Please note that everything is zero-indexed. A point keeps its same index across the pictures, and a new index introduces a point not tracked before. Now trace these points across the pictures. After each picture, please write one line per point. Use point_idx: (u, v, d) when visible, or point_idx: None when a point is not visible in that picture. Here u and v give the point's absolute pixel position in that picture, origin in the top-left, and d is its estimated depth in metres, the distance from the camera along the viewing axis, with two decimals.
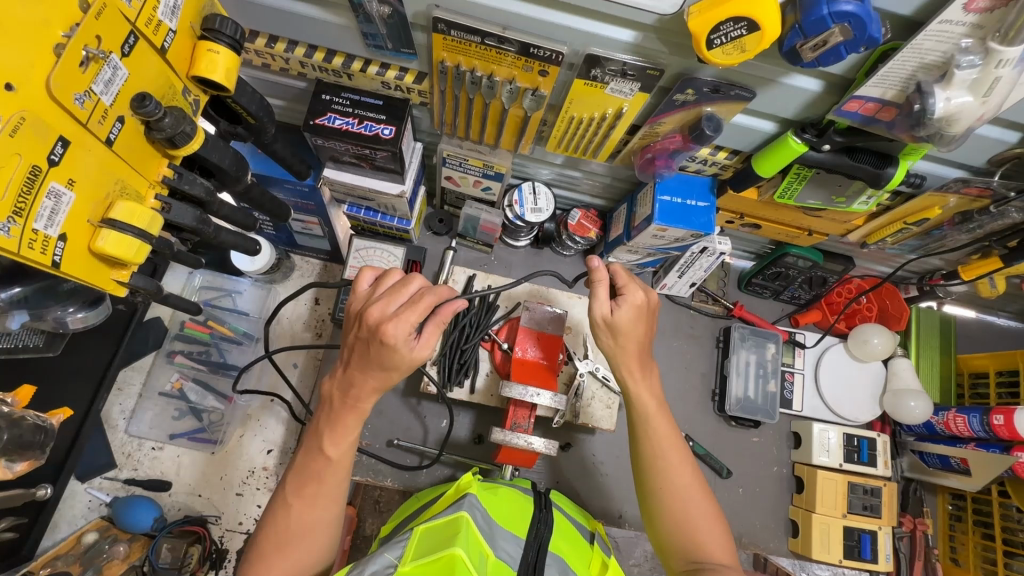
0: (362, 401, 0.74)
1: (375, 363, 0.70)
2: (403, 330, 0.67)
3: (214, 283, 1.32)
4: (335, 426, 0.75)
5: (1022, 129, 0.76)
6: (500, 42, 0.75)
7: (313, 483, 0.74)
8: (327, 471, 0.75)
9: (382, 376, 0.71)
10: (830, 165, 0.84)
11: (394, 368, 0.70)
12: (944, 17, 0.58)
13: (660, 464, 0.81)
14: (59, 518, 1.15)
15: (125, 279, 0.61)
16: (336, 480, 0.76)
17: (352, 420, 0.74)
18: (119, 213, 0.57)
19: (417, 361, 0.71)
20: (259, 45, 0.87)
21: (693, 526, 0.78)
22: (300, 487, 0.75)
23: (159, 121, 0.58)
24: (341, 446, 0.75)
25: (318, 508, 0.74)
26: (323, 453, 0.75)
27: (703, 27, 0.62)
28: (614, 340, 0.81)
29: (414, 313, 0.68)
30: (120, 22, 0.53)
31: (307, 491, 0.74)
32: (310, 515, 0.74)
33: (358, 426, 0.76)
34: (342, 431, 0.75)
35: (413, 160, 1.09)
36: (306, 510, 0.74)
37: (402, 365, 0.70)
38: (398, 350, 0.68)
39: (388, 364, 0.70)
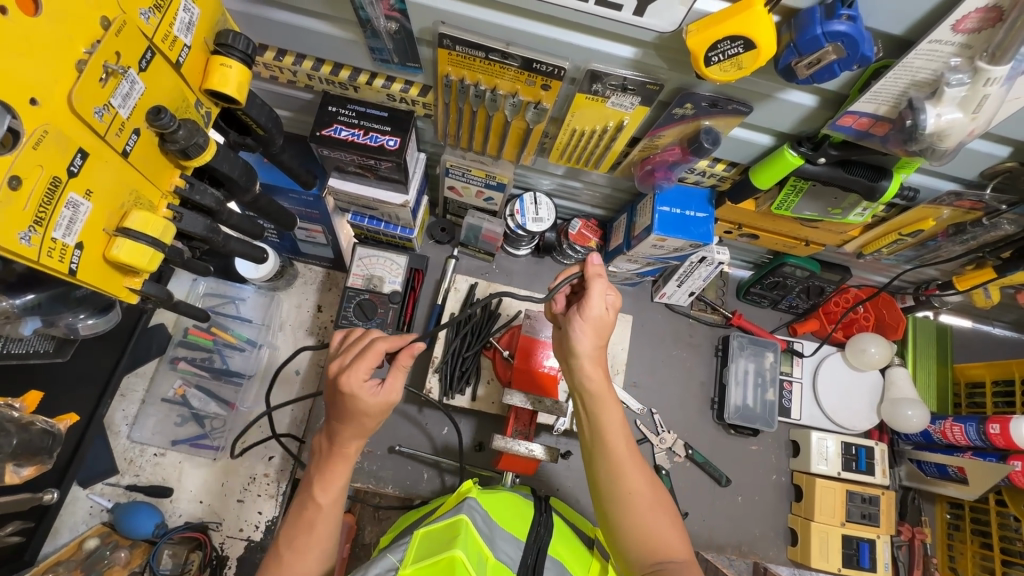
0: (348, 447, 0.76)
1: (344, 414, 0.73)
2: (356, 378, 0.72)
3: (219, 290, 1.34)
4: (324, 474, 0.76)
5: (1013, 143, 0.78)
6: (503, 57, 0.77)
7: (302, 533, 0.74)
8: (318, 517, 0.75)
9: (357, 426, 0.73)
10: (826, 177, 0.87)
11: (365, 416, 0.73)
12: (934, 37, 0.60)
13: (615, 471, 0.79)
14: (61, 524, 1.15)
15: (136, 287, 0.63)
16: (327, 527, 0.75)
17: (341, 468, 0.76)
18: (133, 222, 0.58)
19: (386, 405, 0.73)
20: (268, 58, 0.89)
21: (649, 529, 0.77)
22: (291, 539, 0.74)
23: (173, 133, 0.60)
24: (330, 492, 0.75)
25: (307, 557, 0.74)
26: (314, 502, 0.75)
27: (702, 44, 0.64)
28: (591, 345, 0.82)
29: (365, 360, 0.73)
30: (139, 38, 0.55)
31: (296, 542, 0.74)
32: (300, 565, 0.73)
33: (346, 474, 0.77)
34: (331, 478, 0.76)
35: (417, 170, 1.11)
36: (297, 559, 0.73)
37: (369, 410, 0.72)
38: (357, 396, 0.71)
39: (355, 414, 0.72)
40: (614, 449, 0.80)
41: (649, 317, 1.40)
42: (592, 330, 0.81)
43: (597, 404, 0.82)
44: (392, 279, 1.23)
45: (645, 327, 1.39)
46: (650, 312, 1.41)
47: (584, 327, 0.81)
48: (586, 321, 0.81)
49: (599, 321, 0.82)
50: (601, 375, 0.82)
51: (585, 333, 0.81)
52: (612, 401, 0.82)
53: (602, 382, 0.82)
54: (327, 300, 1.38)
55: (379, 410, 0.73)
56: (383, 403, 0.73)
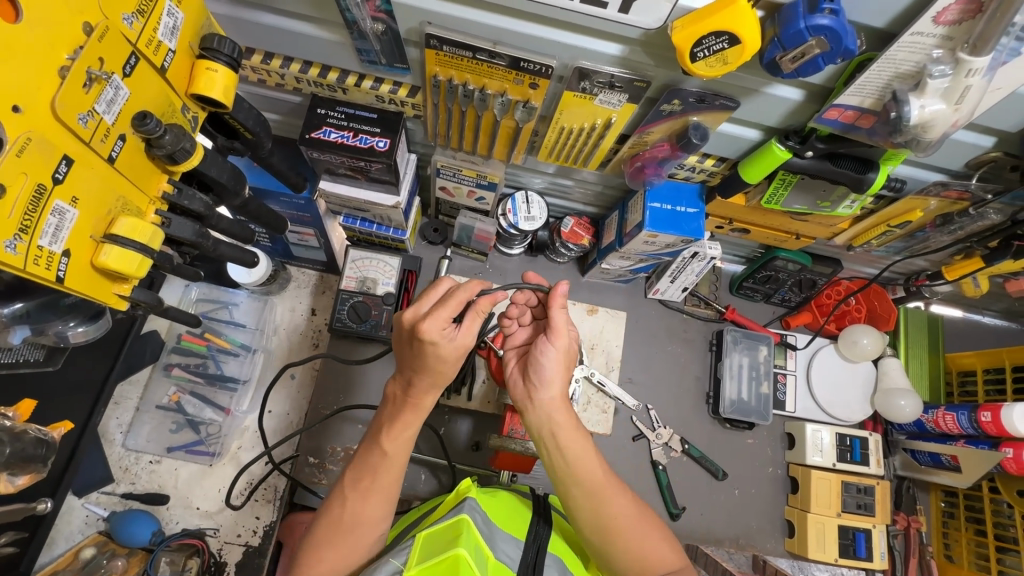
0: (424, 398, 0.80)
1: (425, 363, 0.75)
2: (438, 327, 0.72)
3: (211, 295, 1.33)
4: (395, 423, 0.81)
5: (996, 133, 0.78)
6: (491, 56, 0.78)
7: (368, 477, 0.80)
8: (384, 464, 0.80)
9: (433, 375, 0.77)
10: (813, 171, 0.87)
11: (442, 363, 0.75)
12: (916, 29, 0.60)
13: (600, 503, 0.79)
14: (56, 534, 1.14)
15: (126, 293, 0.62)
16: (390, 475, 0.81)
17: (412, 419, 0.80)
18: (121, 228, 0.58)
19: (463, 349, 0.75)
20: (256, 61, 0.89)
21: (643, 548, 0.79)
22: (356, 481, 0.80)
23: (159, 138, 0.60)
24: (398, 442, 0.80)
25: (371, 500, 0.79)
26: (380, 449, 0.80)
27: (687, 40, 0.65)
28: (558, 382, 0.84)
29: (446, 310, 0.72)
30: (122, 44, 0.55)
31: (362, 485, 0.80)
32: (362, 506, 0.79)
33: (415, 425, 0.82)
34: (400, 428, 0.80)
35: (408, 171, 1.11)
36: (362, 500, 0.79)
37: (447, 357, 0.75)
38: (439, 344, 0.73)
39: (433, 358, 0.74)
40: (592, 479, 0.80)
41: (643, 314, 1.41)
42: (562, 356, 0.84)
43: (568, 443, 0.81)
44: (386, 280, 1.23)
45: (639, 323, 1.40)
46: (645, 308, 1.41)
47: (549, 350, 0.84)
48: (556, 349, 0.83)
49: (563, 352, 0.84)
50: (566, 409, 0.84)
51: (556, 361, 0.84)
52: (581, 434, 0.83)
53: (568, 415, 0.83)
54: (320, 303, 1.38)
55: (456, 353, 0.75)
56: (460, 348, 0.75)
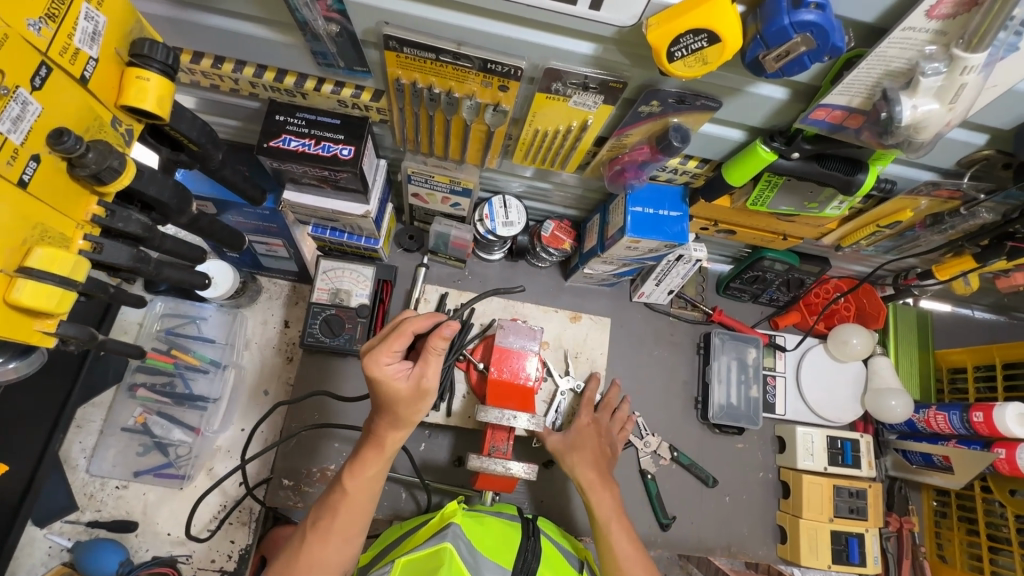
0: (386, 437, 0.81)
1: (379, 400, 0.79)
2: (381, 362, 0.77)
3: (178, 309, 1.27)
4: (356, 461, 0.82)
5: (989, 131, 0.75)
6: (455, 58, 0.72)
7: (328, 515, 0.80)
8: (343, 502, 0.80)
9: (389, 415, 0.79)
10: (800, 172, 0.83)
11: (394, 402, 0.78)
12: (907, 24, 0.56)
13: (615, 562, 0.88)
14: (17, 568, 1.09)
15: (51, 329, 0.56)
16: (351, 515, 0.80)
17: (373, 455, 0.81)
18: (37, 260, 0.52)
19: (414, 389, 0.77)
20: (205, 66, 0.83)
21: None
22: (317, 521, 0.80)
23: (81, 157, 0.54)
24: (358, 478, 0.81)
25: (329, 542, 0.78)
26: (342, 486, 0.81)
27: (662, 39, 0.60)
28: (575, 455, 1.00)
29: (391, 345, 0.78)
30: (27, 54, 0.49)
31: (321, 525, 0.79)
32: (320, 549, 0.77)
33: (379, 465, 0.82)
34: (362, 464, 0.81)
35: (377, 178, 1.05)
36: (318, 543, 0.78)
37: (396, 396, 0.77)
38: (385, 379, 0.77)
39: (389, 400, 0.78)
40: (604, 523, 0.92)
41: (629, 317, 1.36)
42: (590, 431, 1.05)
43: (599, 500, 0.94)
44: (360, 292, 1.18)
45: (625, 328, 1.36)
46: (630, 312, 1.37)
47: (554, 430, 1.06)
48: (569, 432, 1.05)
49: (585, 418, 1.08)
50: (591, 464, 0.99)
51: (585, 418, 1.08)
52: (613, 503, 0.94)
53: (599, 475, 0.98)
54: (293, 315, 1.32)
55: (410, 394, 0.77)
56: (414, 388, 0.77)
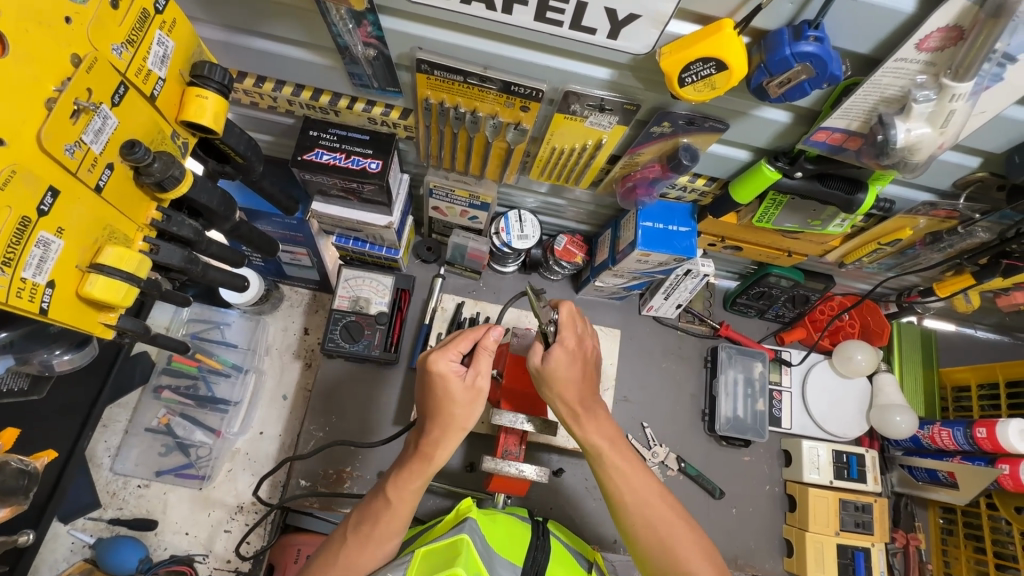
0: (434, 449, 0.82)
1: (436, 403, 0.82)
2: (444, 361, 0.81)
3: (203, 315, 1.32)
4: (402, 472, 0.83)
5: (982, 154, 0.79)
6: (481, 80, 0.78)
7: (368, 523, 0.82)
8: (385, 513, 0.81)
9: (439, 422, 0.81)
10: (803, 191, 0.88)
11: (448, 403, 0.81)
12: (899, 55, 0.61)
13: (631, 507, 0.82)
14: (41, 562, 1.12)
15: (112, 322, 0.62)
16: (390, 526, 0.81)
17: (416, 464, 0.82)
18: (107, 257, 0.57)
19: (472, 391, 0.81)
20: (247, 84, 0.89)
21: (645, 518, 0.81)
22: (357, 527, 0.82)
23: (148, 166, 0.60)
24: (401, 491, 0.82)
25: (366, 551, 0.80)
26: (384, 495, 0.83)
27: (675, 66, 0.65)
28: (557, 395, 0.85)
29: (457, 346, 0.83)
30: (110, 74, 0.55)
31: (361, 531, 0.81)
32: (356, 554, 0.80)
33: (422, 479, 0.82)
34: (406, 477, 0.82)
35: (400, 191, 1.11)
36: (356, 549, 0.80)
37: (455, 396, 0.81)
38: (446, 377, 0.80)
39: (445, 401, 0.81)
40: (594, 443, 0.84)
41: (637, 331, 1.40)
42: (568, 356, 0.84)
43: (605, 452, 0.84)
44: (379, 300, 1.23)
45: (634, 340, 1.39)
46: (639, 325, 1.41)
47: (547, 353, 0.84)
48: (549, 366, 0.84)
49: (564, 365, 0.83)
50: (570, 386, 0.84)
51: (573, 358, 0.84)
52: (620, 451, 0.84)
53: (596, 416, 0.86)
54: (314, 322, 1.37)
55: (466, 395, 0.81)
56: (469, 388, 0.81)
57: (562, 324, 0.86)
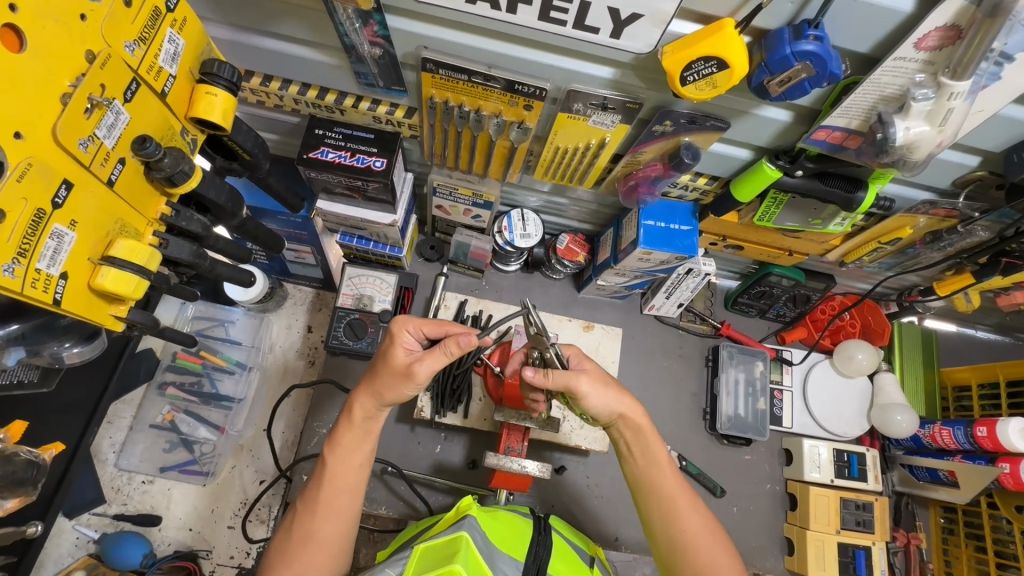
0: (357, 409, 0.83)
1: (378, 371, 0.83)
2: (404, 336, 0.85)
3: (208, 313, 1.33)
4: (338, 438, 0.83)
5: (981, 153, 0.80)
6: (486, 79, 0.79)
7: (315, 491, 0.80)
8: (326, 477, 0.80)
9: (378, 388, 0.82)
10: (803, 190, 0.89)
11: (387, 371, 0.82)
12: (898, 54, 0.62)
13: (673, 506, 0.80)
14: (45, 557, 1.13)
15: (123, 314, 0.62)
16: (336, 493, 0.80)
17: (353, 428, 0.82)
18: (119, 250, 0.59)
19: (405, 367, 0.81)
20: (254, 83, 0.90)
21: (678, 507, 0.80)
22: (303, 500, 0.81)
23: (159, 161, 0.61)
24: (340, 456, 0.81)
25: (319, 517, 0.78)
26: (325, 462, 0.82)
27: (677, 65, 0.66)
28: (604, 400, 0.83)
29: (422, 324, 0.86)
30: (123, 71, 0.56)
31: (308, 500, 0.80)
32: (309, 524, 0.78)
33: (363, 443, 0.83)
34: (340, 440, 0.82)
35: (404, 190, 1.12)
36: (304, 516, 0.79)
37: (393, 366, 0.82)
38: (396, 348, 0.84)
39: (381, 365, 0.83)
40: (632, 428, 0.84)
41: (638, 329, 1.41)
42: (591, 361, 0.86)
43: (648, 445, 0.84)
44: (382, 298, 1.24)
45: (635, 339, 1.40)
46: (640, 324, 1.41)
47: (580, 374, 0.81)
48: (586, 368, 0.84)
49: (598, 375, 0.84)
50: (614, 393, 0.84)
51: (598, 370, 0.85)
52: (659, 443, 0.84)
53: (645, 421, 0.85)
54: (317, 320, 1.38)
55: (400, 368, 0.82)
56: (405, 366, 0.81)
57: (565, 345, 0.88)
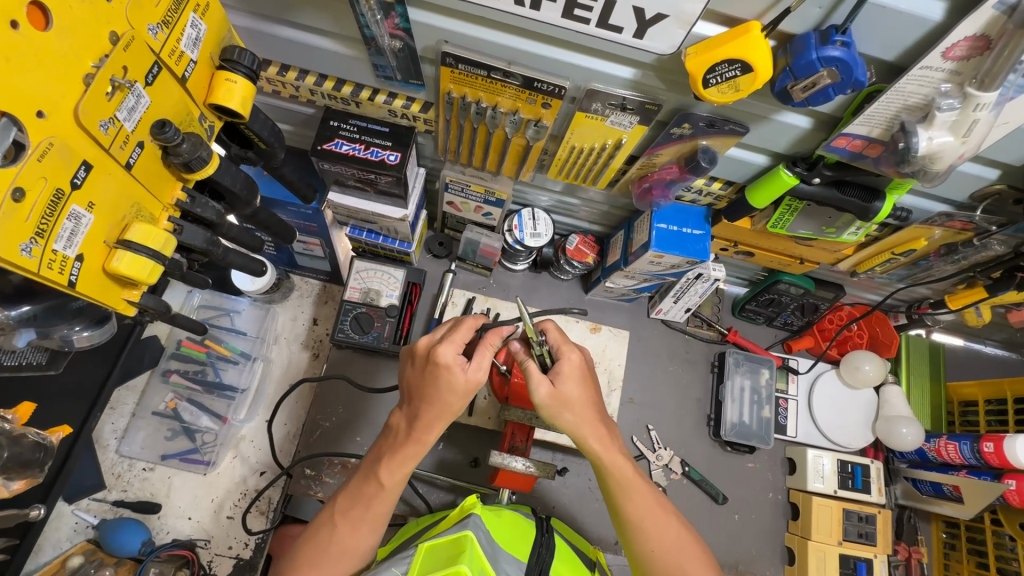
0: (427, 434, 0.81)
1: (434, 390, 0.79)
2: (448, 353, 0.78)
3: (213, 302, 1.32)
4: (394, 456, 0.82)
5: (1001, 166, 0.80)
6: (505, 76, 0.79)
7: (359, 507, 0.81)
8: (377, 497, 0.81)
9: (440, 407, 0.80)
10: (820, 198, 0.88)
11: (451, 392, 0.79)
12: (925, 63, 0.61)
13: (640, 523, 0.82)
14: (44, 541, 1.12)
15: (135, 299, 0.62)
16: (383, 506, 0.82)
17: (410, 451, 0.81)
18: (134, 234, 0.58)
19: (472, 385, 0.79)
20: (271, 73, 0.90)
21: (646, 521, 0.82)
22: (347, 510, 0.82)
23: (177, 146, 0.61)
24: (394, 475, 0.81)
25: (361, 532, 0.81)
26: (377, 480, 0.81)
27: (700, 67, 0.66)
28: (567, 417, 0.82)
29: (460, 338, 0.80)
30: (146, 53, 0.56)
31: (352, 514, 0.81)
32: (351, 538, 0.81)
33: (414, 460, 0.83)
34: (398, 462, 0.81)
35: (417, 185, 1.12)
36: (348, 533, 0.81)
37: (457, 387, 0.78)
38: (451, 369, 0.78)
39: (444, 388, 0.79)
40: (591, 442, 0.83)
41: (645, 333, 1.40)
42: (572, 375, 0.81)
43: (610, 462, 0.83)
44: (389, 292, 1.23)
45: (642, 342, 1.40)
46: (647, 328, 1.41)
47: (545, 378, 0.80)
48: (557, 384, 0.81)
49: (557, 395, 0.80)
50: (580, 410, 0.82)
51: (575, 386, 0.81)
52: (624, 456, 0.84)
53: (603, 437, 0.84)
54: (323, 313, 1.37)
55: (465, 388, 0.79)
56: (469, 384, 0.79)
57: (557, 347, 0.83)
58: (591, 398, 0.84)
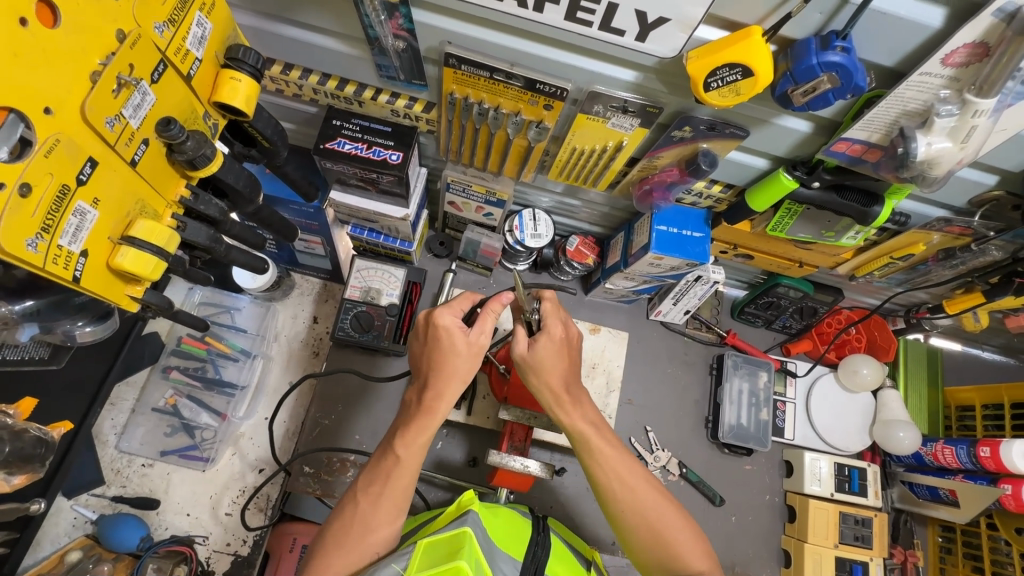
0: (440, 402, 0.81)
1: (439, 355, 0.83)
2: (447, 317, 0.83)
3: (214, 299, 1.33)
4: (409, 429, 0.81)
5: (999, 172, 0.80)
6: (507, 77, 0.79)
7: (379, 484, 0.80)
8: (396, 470, 0.80)
9: (449, 371, 0.82)
10: (819, 202, 0.89)
11: (456, 354, 0.82)
12: (924, 69, 0.62)
13: (611, 488, 0.81)
14: (42, 536, 1.12)
15: (138, 295, 0.62)
16: (403, 481, 0.80)
17: (425, 421, 0.81)
18: (138, 230, 0.59)
19: (474, 347, 0.83)
20: (275, 71, 0.91)
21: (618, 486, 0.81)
22: (367, 488, 0.80)
23: (181, 144, 0.61)
24: (411, 446, 0.80)
25: (383, 508, 0.78)
26: (394, 454, 0.80)
27: (702, 70, 0.66)
28: (538, 378, 0.84)
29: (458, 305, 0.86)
30: (152, 51, 0.56)
31: (372, 490, 0.80)
32: (371, 513, 0.78)
33: (429, 432, 0.82)
34: (413, 433, 0.80)
35: (418, 184, 1.12)
36: (369, 508, 0.79)
37: (460, 349, 0.82)
38: (452, 332, 0.82)
39: (446, 351, 0.82)
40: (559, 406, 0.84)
41: (644, 335, 1.41)
42: (556, 342, 0.84)
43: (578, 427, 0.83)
44: (389, 292, 1.24)
45: (640, 344, 1.40)
46: (647, 329, 1.41)
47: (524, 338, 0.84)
48: (534, 346, 0.84)
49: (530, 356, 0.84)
50: (553, 373, 0.84)
51: (549, 349, 0.83)
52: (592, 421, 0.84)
53: (570, 403, 0.84)
54: (323, 311, 1.38)
55: (468, 350, 0.83)
56: (472, 345, 0.83)
57: (546, 315, 0.86)
58: (567, 362, 0.85)
